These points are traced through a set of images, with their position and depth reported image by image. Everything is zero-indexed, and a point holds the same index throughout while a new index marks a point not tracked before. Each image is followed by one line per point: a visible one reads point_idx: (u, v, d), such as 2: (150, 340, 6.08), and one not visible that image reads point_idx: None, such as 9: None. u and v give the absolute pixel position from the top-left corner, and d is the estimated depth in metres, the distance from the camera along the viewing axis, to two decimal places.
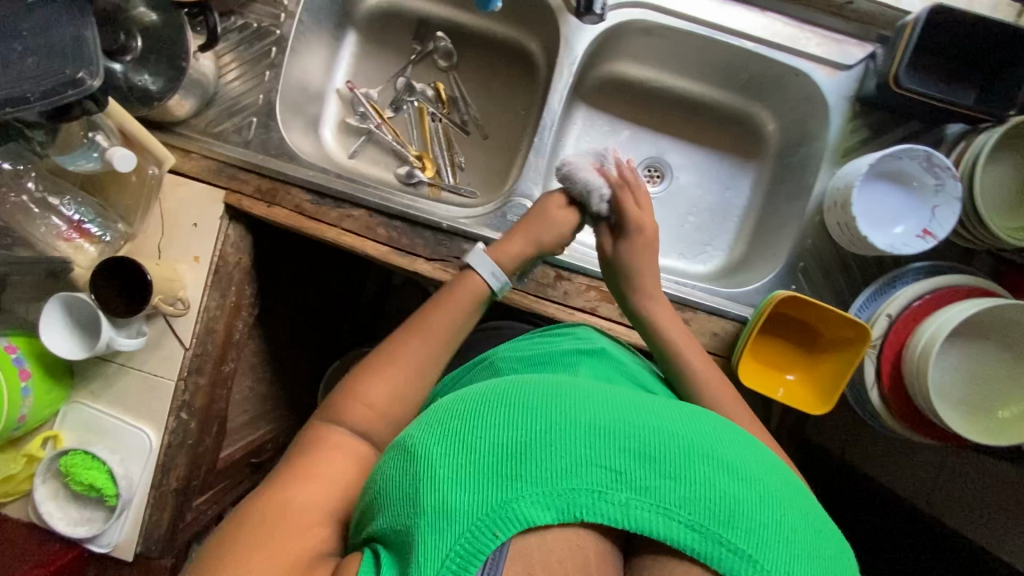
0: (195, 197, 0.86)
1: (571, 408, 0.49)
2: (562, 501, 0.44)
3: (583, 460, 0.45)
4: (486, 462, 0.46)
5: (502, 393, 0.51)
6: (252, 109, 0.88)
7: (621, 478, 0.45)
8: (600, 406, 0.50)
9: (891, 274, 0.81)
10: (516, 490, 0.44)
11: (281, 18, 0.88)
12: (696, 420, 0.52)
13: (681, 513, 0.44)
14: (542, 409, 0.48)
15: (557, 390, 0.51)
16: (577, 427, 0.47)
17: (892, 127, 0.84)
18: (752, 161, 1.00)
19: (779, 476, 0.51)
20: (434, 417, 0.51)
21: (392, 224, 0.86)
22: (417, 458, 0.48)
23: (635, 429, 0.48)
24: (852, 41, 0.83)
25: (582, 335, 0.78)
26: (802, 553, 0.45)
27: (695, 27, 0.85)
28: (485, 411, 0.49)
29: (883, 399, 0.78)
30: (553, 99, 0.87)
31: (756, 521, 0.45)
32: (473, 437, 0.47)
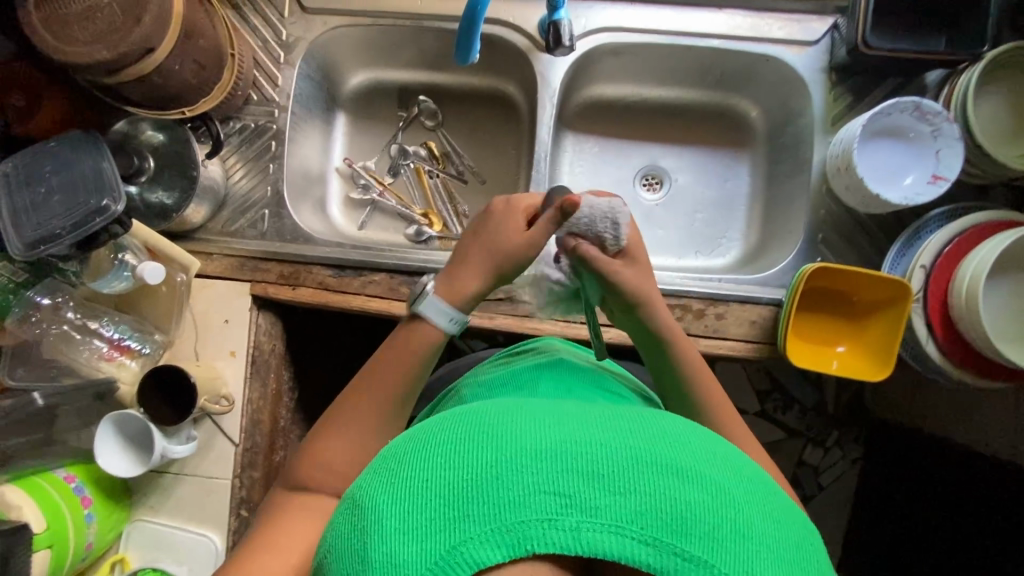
0: (224, 295, 0.89)
1: (519, 430, 0.42)
2: (511, 536, 0.38)
3: (531, 487, 0.39)
4: (431, 506, 0.39)
5: (452, 425, 0.44)
6: (263, 202, 0.92)
7: (571, 501, 0.38)
8: (552, 424, 0.43)
9: (914, 226, 0.80)
10: (463, 530, 0.38)
11: (275, 113, 0.93)
12: (660, 423, 0.45)
13: (636, 529, 0.38)
14: (487, 440, 0.42)
15: (508, 413, 0.44)
16: (521, 453, 0.40)
17: (872, 88, 0.86)
18: (743, 150, 1.02)
19: (748, 472, 0.44)
20: (383, 462, 0.45)
21: (413, 281, 0.88)
22: (363, 511, 0.42)
23: (588, 441, 0.41)
24: (811, 18, 0.87)
25: (541, 350, 0.76)
26: (768, 551, 0.39)
27: (659, 37, 0.89)
28: (430, 449, 0.43)
29: (941, 351, 0.76)
30: (542, 132, 0.90)
31: (721, 526, 0.38)
32: (417, 479, 0.41)
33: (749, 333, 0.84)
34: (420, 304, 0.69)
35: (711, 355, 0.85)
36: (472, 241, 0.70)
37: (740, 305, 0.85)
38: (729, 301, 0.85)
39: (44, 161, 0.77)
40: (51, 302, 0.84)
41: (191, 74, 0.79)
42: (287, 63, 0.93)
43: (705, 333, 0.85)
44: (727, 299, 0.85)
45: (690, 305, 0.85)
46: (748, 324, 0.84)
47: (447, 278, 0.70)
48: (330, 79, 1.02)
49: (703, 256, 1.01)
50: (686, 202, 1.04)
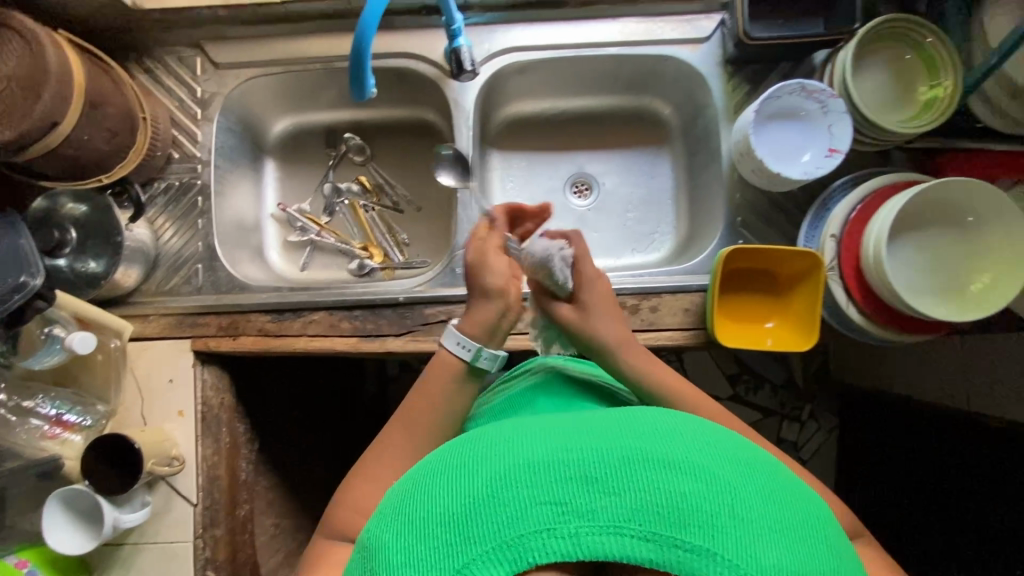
0: (165, 355, 0.89)
1: (513, 450, 0.46)
2: (513, 550, 0.41)
3: (528, 502, 0.42)
4: (441, 534, 0.42)
5: (454, 456, 0.49)
6: (195, 257, 0.92)
7: (566, 508, 0.41)
8: (544, 439, 0.46)
9: (821, 198, 0.84)
10: (471, 551, 0.41)
11: (198, 168, 0.93)
12: (648, 423, 0.48)
13: (631, 526, 0.40)
14: (486, 462, 0.46)
15: (503, 437, 0.49)
16: (518, 470, 0.44)
17: (766, 75, 0.91)
18: (662, 147, 1.07)
19: (740, 457, 0.47)
20: (396, 501, 0.49)
21: (353, 315, 0.88)
22: (376, 552, 0.45)
23: (578, 449, 0.44)
24: (701, 16, 0.91)
25: (540, 368, 0.76)
26: (762, 531, 0.41)
27: (561, 52, 0.93)
28: (435, 482, 0.47)
29: (863, 313, 0.79)
30: (462, 155, 0.93)
31: (713, 510, 0.41)
32: (424, 511, 0.45)
33: (684, 321, 0.87)
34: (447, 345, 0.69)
35: (653, 348, 0.87)
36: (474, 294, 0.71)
37: (672, 296, 0.87)
38: (662, 292, 0.88)
39: None
40: None
41: (103, 142, 0.79)
42: (204, 119, 0.94)
43: (644, 327, 0.87)
44: (659, 291, 0.87)
45: (625, 302, 0.88)
46: (682, 312, 0.86)
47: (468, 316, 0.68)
48: (252, 128, 1.04)
49: (639, 253, 1.05)
50: (616, 204, 1.07)
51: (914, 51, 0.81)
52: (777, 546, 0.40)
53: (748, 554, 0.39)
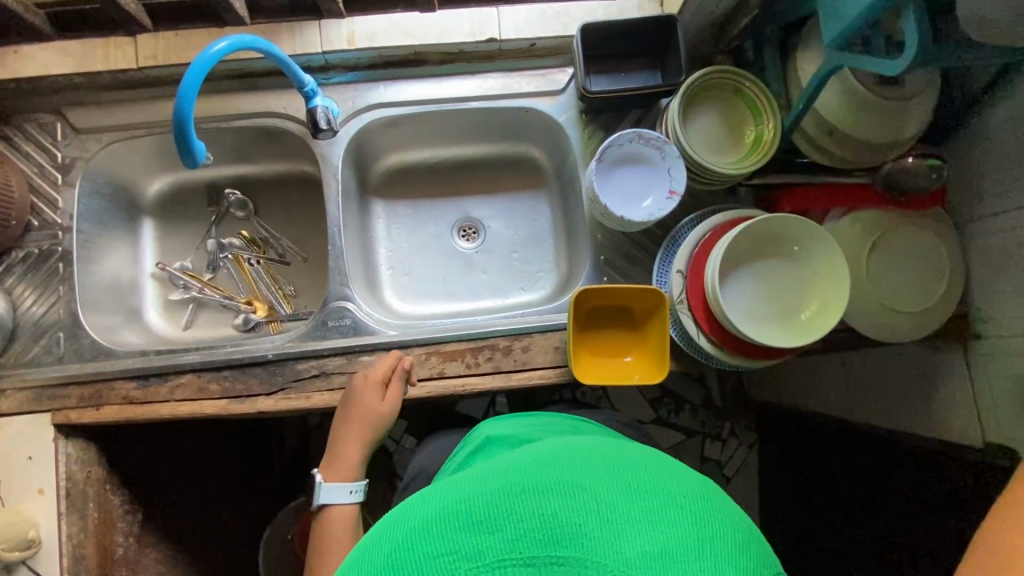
0: (24, 431, 0.85)
1: (409, 516, 0.46)
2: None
3: (417, 560, 0.42)
4: None
5: (362, 540, 0.49)
6: (56, 325, 0.90)
7: (454, 556, 0.41)
8: (435, 499, 0.47)
9: (671, 235, 0.90)
10: None
11: (59, 235, 0.91)
12: (533, 455, 0.50)
13: (513, 555, 0.40)
14: (385, 536, 0.46)
15: (404, 506, 0.49)
16: (409, 533, 0.44)
17: (619, 121, 0.97)
18: (541, 190, 1.12)
19: (621, 463, 0.49)
20: None
21: (223, 375, 0.87)
22: None
23: (464, 496, 0.45)
24: (555, 70, 0.97)
25: (473, 440, 0.80)
26: (632, 526, 0.42)
27: (426, 107, 0.97)
28: (343, 573, 0.46)
29: (712, 342, 0.83)
30: (333, 209, 0.94)
31: (584, 518, 0.42)
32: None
33: (554, 360, 0.90)
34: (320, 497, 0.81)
35: (526, 387, 0.89)
36: (346, 426, 0.84)
37: (542, 335, 0.91)
38: (532, 333, 0.91)
39: None
40: None
41: None
42: (65, 184, 0.93)
43: (516, 368, 0.89)
44: (529, 332, 0.90)
45: (498, 344, 0.90)
46: (552, 351, 0.89)
47: (333, 456, 0.84)
48: (124, 189, 1.03)
49: (523, 292, 1.08)
50: (500, 245, 1.11)
51: (739, 97, 0.89)
52: (650, 535, 0.42)
53: (619, 552, 0.40)
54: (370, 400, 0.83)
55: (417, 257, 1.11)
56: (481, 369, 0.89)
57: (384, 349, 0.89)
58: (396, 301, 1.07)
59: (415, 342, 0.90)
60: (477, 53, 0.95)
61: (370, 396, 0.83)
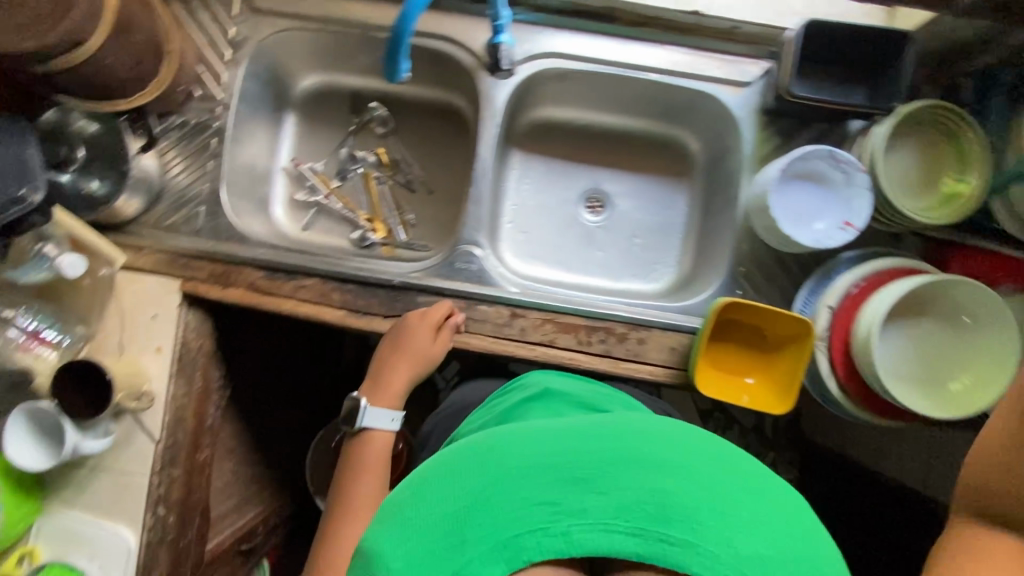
0: (153, 291, 0.88)
1: (506, 456, 0.51)
2: (515, 550, 0.46)
3: (522, 506, 0.47)
4: (449, 534, 0.47)
5: (453, 457, 0.53)
6: (199, 198, 0.91)
7: (559, 513, 0.47)
8: (535, 442, 0.52)
9: (826, 266, 0.85)
10: (474, 550, 0.46)
11: (217, 110, 0.92)
12: (626, 424, 0.53)
13: (618, 523, 0.46)
14: (485, 466, 0.51)
15: (496, 442, 0.53)
16: (515, 473, 0.49)
17: (800, 131, 0.90)
18: (683, 180, 1.06)
19: (711, 453, 0.52)
20: (398, 505, 0.53)
21: (345, 288, 0.89)
22: (385, 552, 0.49)
23: (563, 454, 0.50)
24: (748, 60, 0.90)
25: (526, 385, 0.80)
26: (731, 519, 0.46)
27: (603, 67, 0.91)
28: (436, 485, 0.51)
29: (841, 387, 0.80)
30: (483, 150, 0.91)
31: (690, 504, 0.46)
32: (426, 512, 0.49)
33: (668, 359, 0.87)
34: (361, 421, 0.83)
35: (631, 379, 0.87)
36: (398, 361, 0.84)
37: (662, 332, 0.88)
38: (652, 327, 0.88)
39: None
40: None
41: (125, 69, 0.77)
42: (232, 62, 0.92)
43: (627, 357, 0.87)
44: (649, 325, 0.88)
45: (615, 329, 0.88)
46: (668, 350, 0.87)
47: (378, 383, 0.86)
48: (279, 79, 1.02)
49: (638, 280, 1.05)
50: (625, 226, 1.07)
51: (948, 141, 0.81)
52: (747, 529, 0.46)
53: (720, 542, 0.45)
54: (422, 335, 0.84)
55: (539, 218, 1.08)
56: (592, 349, 0.87)
57: (503, 303, 0.88)
58: (510, 256, 1.06)
59: (534, 305, 0.88)
60: (671, 23, 0.89)
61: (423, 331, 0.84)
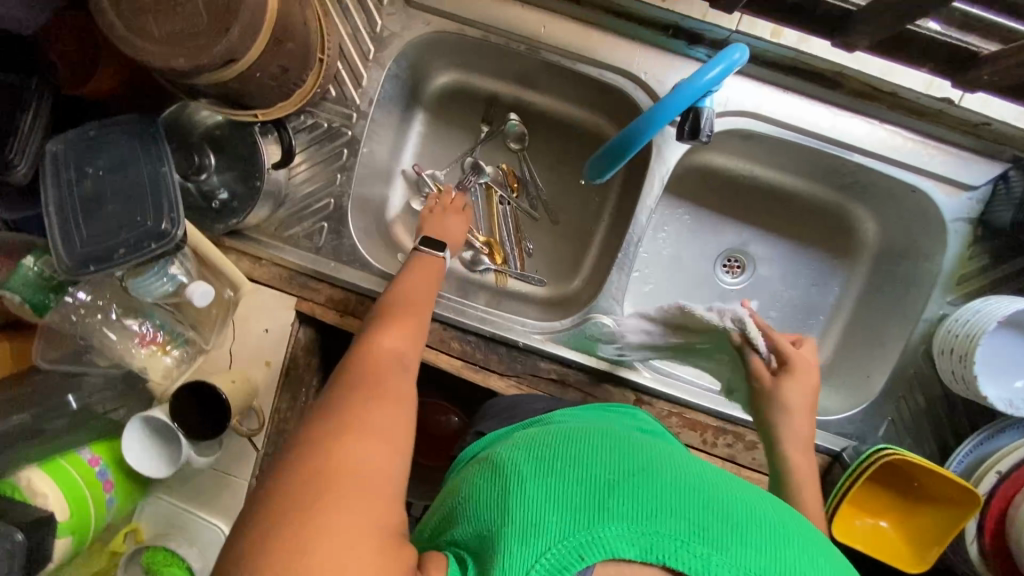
0: (269, 304, 0.84)
1: (662, 462, 0.45)
2: (646, 541, 0.39)
3: (667, 508, 0.41)
4: (581, 488, 0.42)
5: (596, 432, 0.49)
6: (323, 212, 0.84)
7: (707, 533, 0.40)
8: (689, 466, 0.46)
9: (1001, 421, 0.76)
10: (603, 519, 0.40)
11: (353, 117, 0.82)
12: (788, 511, 0.47)
13: None
14: (632, 455, 0.45)
15: (651, 448, 0.48)
16: (666, 478, 0.43)
17: (1014, 255, 0.77)
18: (843, 260, 0.94)
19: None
20: (524, 443, 0.49)
21: (466, 338, 0.83)
22: (503, 471, 0.45)
23: (718, 489, 0.44)
24: (979, 160, 0.75)
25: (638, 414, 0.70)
26: None
27: (804, 138, 0.77)
28: (575, 444, 0.47)
29: (981, 552, 0.74)
30: (642, 212, 0.81)
31: None
32: (563, 457, 0.45)
33: None
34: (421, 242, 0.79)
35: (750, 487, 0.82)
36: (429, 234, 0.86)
37: None
38: None
39: (93, 152, 0.66)
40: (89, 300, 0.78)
41: (271, 79, 0.67)
42: (375, 61, 0.80)
43: (752, 465, 0.81)
44: None
45: (744, 434, 0.82)
46: None
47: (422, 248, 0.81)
48: (417, 75, 0.90)
49: None
50: (761, 296, 0.97)
51: None
52: None
53: None
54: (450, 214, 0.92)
55: (669, 271, 0.98)
56: (715, 450, 0.81)
57: (629, 386, 0.82)
58: (629, 309, 0.98)
59: (661, 394, 0.82)
60: (906, 103, 0.74)
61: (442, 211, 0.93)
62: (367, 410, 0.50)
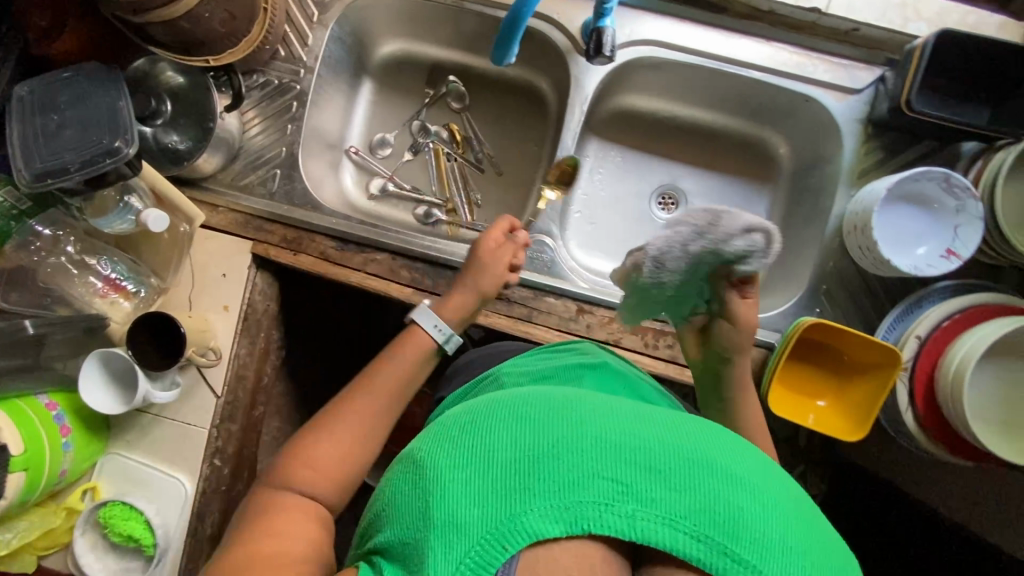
0: (225, 248, 0.89)
1: (578, 421, 0.47)
2: (570, 514, 0.42)
3: (588, 476, 0.43)
4: (503, 475, 0.44)
5: (512, 404, 0.50)
6: (276, 161, 0.91)
7: (627, 490, 0.43)
8: (606, 417, 0.48)
9: (917, 294, 0.80)
10: (525, 501, 0.43)
11: (301, 72, 0.91)
12: (712, 435, 0.49)
13: (687, 524, 0.42)
14: (549, 422, 0.47)
15: (570, 404, 0.50)
16: (583, 440, 0.45)
17: (906, 147, 0.84)
18: (766, 185, 1.00)
19: (793, 496, 0.48)
20: (442, 431, 0.50)
21: (414, 266, 0.88)
22: (424, 470, 0.46)
23: (637, 437, 0.46)
24: (859, 65, 0.84)
25: (584, 351, 0.76)
26: (805, 561, 0.42)
27: (703, 60, 0.86)
28: (492, 424, 0.48)
29: (917, 419, 0.77)
30: (566, 137, 0.90)
31: (772, 536, 0.43)
32: (480, 448, 0.46)
33: None
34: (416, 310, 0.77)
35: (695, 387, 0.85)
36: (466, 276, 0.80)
37: None
38: None
39: (58, 90, 0.73)
40: (52, 234, 0.84)
41: (220, 23, 0.76)
42: (319, 23, 0.91)
43: None
44: None
45: None
46: None
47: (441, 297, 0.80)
48: (362, 43, 1.00)
49: None
50: None
51: None
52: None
53: None
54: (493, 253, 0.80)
55: (609, 210, 1.04)
56: (657, 353, 0.85)
57: (571, 298, 0.87)
58: (574, 247, 1.02)
59: (602, 303, 0.86)
60: (785, 20, 0.85)
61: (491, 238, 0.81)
62: (284, 518, 0.59)
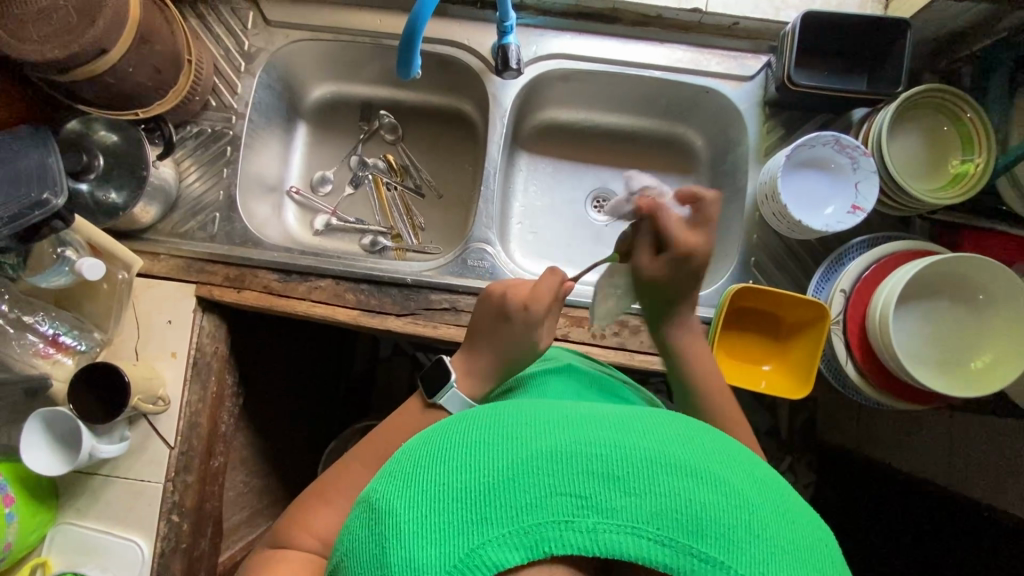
0: (169, 295, 0.89)
1: (533, 436, 0.43)
2: (529, 538, 0.39)
3: (544, 494, 0.40)
4: (456, 508, 0.40)
5: (469, 429, 0.45)
6: (214, 205, 0.93)
7: (587, 503, 0.39)
8: (564, 425, 0.44)
9: (837, 252, 0.84)
10: (482, 532, 0.39)
11: (233, 119, 0.95)
12: (677, 428, 0.45)
13: (650, 529, 0.38)
14: (504, 442, 0.43)
15: (525, 418, 0.45)
16: (537, 456, 0.41)
17: (803, 122, 0.91)
18: (690, 176, 1.06)
19: (764, 478, 0.44)
20: (397, 465, 0.45)
21: (359, 288, 0.89)
22: (379, 512, 0.42)
23: (594, 445, 0.42)
24: (747, 55, 0.92)
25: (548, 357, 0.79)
26: (777, 552, 0.39)
27: (607, 66, 0.94)
28: (447, 450, 0.44)
29: (859, 370, 0.79)
30: (492, 149, 0.95)
31: (739, 528, 0.39)
32: (432, 480, 0.41)
33: None
34: (441, 396, 0.69)
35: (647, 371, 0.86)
36: (482, 343, 0.71)
37: None
38: None
39: None
40: None
41: (145, 76, 0.80)
42: (247, 72, 0.96)
43: (642, 349, 0.86)
44: None
45: (627, 321, 0.87)
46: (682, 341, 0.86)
47: (460, 370, 0.72)
48: (292, 89, 1.05)
49: None
50: None
51: (952, 124, 0.81)
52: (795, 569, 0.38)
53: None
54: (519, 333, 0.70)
55: (549, 218, 1.06)
56: (605, 342, 0.87)
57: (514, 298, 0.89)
58: (519, 256, 1.03)
59: None
60: (674, 22, 0.93)
61: (522, 310, 0.70)
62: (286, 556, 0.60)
